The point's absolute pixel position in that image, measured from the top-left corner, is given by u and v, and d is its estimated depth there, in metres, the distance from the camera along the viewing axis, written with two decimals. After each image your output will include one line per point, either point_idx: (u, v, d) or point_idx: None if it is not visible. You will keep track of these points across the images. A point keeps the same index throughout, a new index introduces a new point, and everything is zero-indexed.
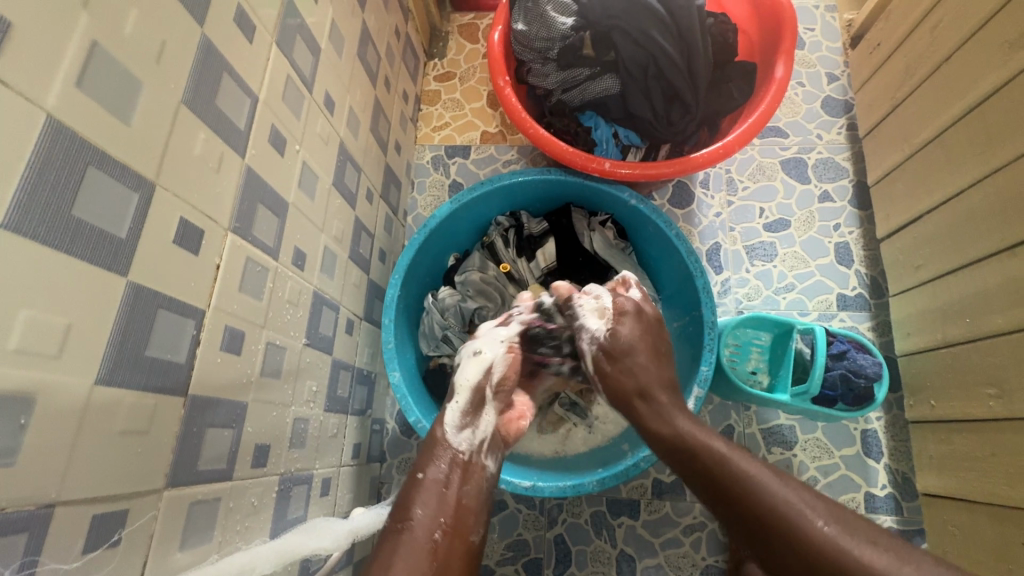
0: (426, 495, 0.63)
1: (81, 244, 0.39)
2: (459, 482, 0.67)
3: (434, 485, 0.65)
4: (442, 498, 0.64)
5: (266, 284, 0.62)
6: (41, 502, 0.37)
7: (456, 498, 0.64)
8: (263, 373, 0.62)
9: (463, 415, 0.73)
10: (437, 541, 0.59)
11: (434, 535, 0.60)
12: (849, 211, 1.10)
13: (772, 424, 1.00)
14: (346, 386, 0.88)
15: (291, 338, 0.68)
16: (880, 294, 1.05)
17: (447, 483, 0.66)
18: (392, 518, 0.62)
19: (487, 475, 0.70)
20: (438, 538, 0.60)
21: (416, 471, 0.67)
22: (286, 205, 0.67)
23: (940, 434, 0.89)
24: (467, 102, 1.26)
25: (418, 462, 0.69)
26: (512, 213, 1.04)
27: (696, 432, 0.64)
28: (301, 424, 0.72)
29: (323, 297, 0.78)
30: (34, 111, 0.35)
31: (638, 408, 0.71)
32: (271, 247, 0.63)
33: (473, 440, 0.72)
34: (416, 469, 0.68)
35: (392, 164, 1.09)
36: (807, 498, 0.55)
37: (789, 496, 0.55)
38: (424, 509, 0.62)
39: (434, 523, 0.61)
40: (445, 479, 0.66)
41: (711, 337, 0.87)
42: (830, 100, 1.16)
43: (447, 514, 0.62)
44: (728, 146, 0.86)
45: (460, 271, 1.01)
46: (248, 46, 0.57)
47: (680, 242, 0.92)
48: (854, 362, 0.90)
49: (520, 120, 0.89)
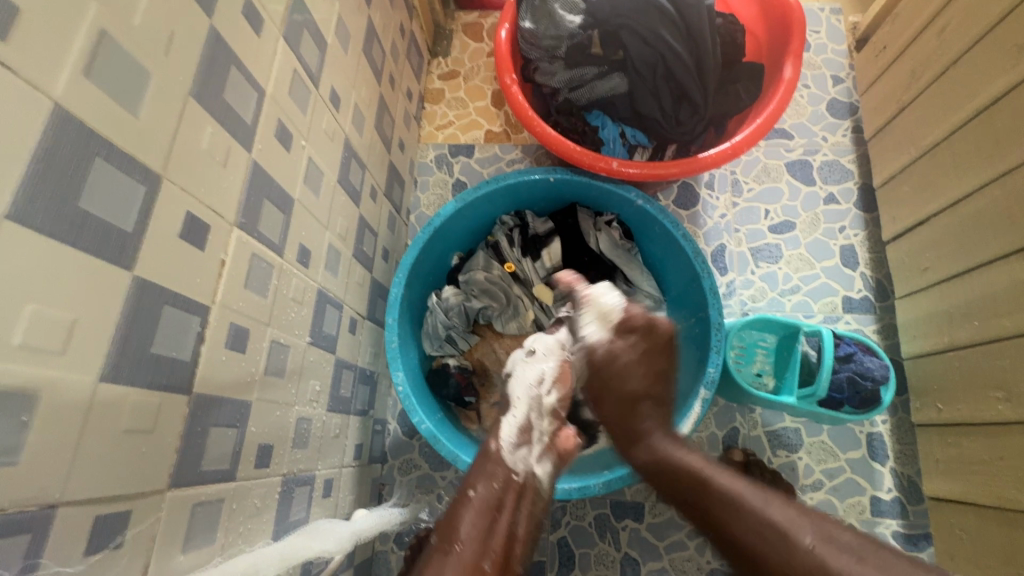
0: (474, 515, 0.61)
1: (87, 237, 0.38)
2: (511, 505, 0.65)
3: (483, 505, 0.64)
4: (492, 524, 0.61)
5: (271, 281, 0.61)
6: (43, 503, 0.36)
7: (506, 527, 0.62)
8: (267, 372, 0.61)
9: (518, 433, 0.73)
10: (483, 569, 0.56)
11: (483, 564, 0.56)
12: (855, 213, 1.10)
13: (777, 427, 0.99)
14: (349, 386, 0.86)
15: (295, 336, 0.67)
16: (885, 297, 1.05)
17: (498, 506, 0.64)
18: (440, 539, 0.60)
19: (538, 493, 0.70)
20: (486, 569, 0.56)
21: (466, 489, 0.66)
22: (291, 201, 0.65)
23: (948, 439, 0.89)
24: (471, 101, 1.25)
25: (468, 479, 0.69)
26: (517, 212, 1.03)
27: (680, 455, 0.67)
28: (304, 424, 0.71)
29: (327, 296, 0.77)
30: (40, 99, 0.34)
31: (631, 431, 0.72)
32: (276, 244, 0.62)
33: (527, 459, 0.71)
34: (466, 487, 0.67)
35: (396, 162, 1.08)
36: (801, 519, 0.55)
37: (776, 516, 0.56)
38: (470, 529, 0.60)
39: (481, 554, 0.57)
40: (498, 499, 0.65)
41: (718, 339, 0.87)
42: (836, 103, 1.16)
43: (496, 547, 0.59)
44: (735, 147, 0.85)
45: (464, 271, 1.00)
46: (255, 38, 0.56)
47: (687, 243, 0.91)
48: (862, 365, 0.89)
49: (527, 118, 0.88)
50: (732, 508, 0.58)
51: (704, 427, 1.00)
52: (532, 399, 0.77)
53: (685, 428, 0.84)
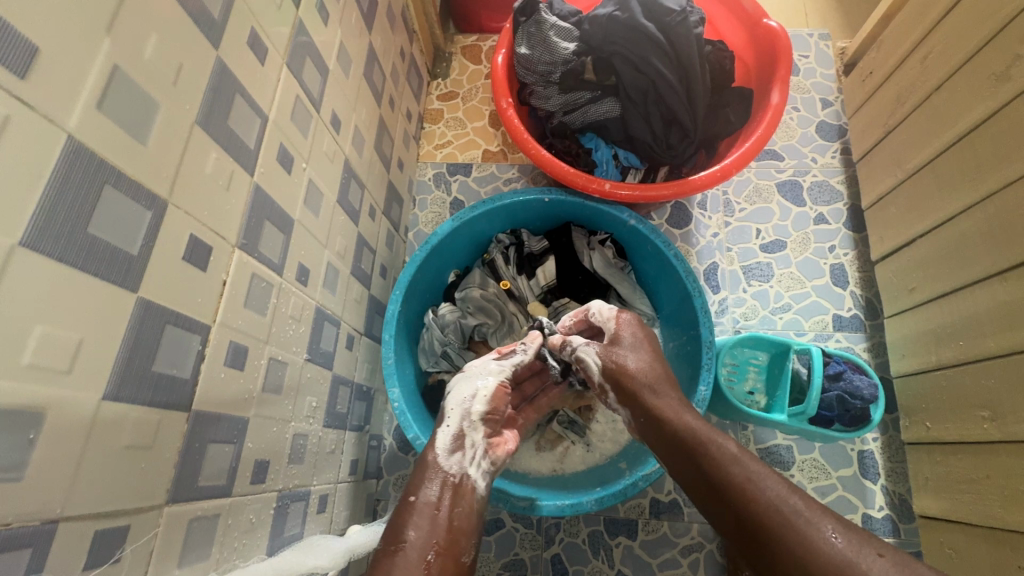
0: (417, 517, 0.64)
1: (95, 261, 0.39)
2: (450, 503, 0.67)
3: (426, 507, 0.65)
4: (434, 521, 0.64)
5: (270, 299, 0.63)
6: (45, 518, 0.37)
7: (447, 521, 0.64)
8: (265, 389, 0.62)
9: (453, 439, 0.74)
10: (429, 559, 0.59)
11: (426, 557, 0.60)
12: (844, 233, 1.12)
13: (770, 445, 1.00)
14: (345, 402, 0.88)
15: (292, 353, 0.69)
16: (875, 315, 1.06)
17: (438, 504, 0.66)
18: (384, 542, 0.62)
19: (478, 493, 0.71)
20: (429, 559, 0.59)
21: (408, 495, 0.68)
22: (291, 221, 0.67)
23: (936, 457, 0.90)
24: (469, 121, 1.28)
25: (410, 484, 0.70)
26: (513, 230, 1.05)
27: (704, 430, 0.65)
28: (300, 440, 0.72)
29: (325, 313, 0.79)
30: (56, 131, 0.36)
31: (646, 401, 0.72)
32: (276, 263, 0.64)
33: (462, 463, 0.72)
34: (408, 492, 0.68)
35: (395, 181, 1.10)
36: (817, 509, 0.52)
37: (797, 505, 0.53)
38: (417, 531, 0.62)
39: (427, 545, 0.61)
40: (439, 498, 0.67)
41: (709, 357, 0.88)
42: (824, 125, 1.19)
43: (441, 536, 0.62)
44: (725, 169, 0.87)
45: (460, 288, 1.02)
46: (260, 67, 0.59)
47: (678, 262, 0.93)
48: (851, 384, 0.90)
49: (523, 140, 0.90)
50: (748, 492, 0.56)
51: None
52: (464, 409, 0.77)
53: None
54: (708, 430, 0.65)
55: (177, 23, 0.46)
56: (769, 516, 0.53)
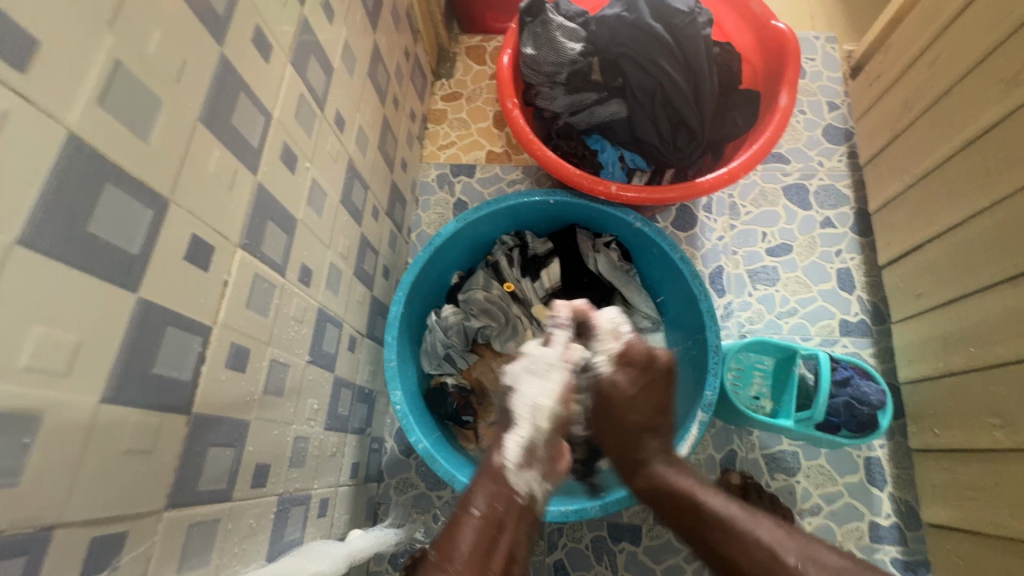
0: (474, 532, 0.62)
1: (94, 261, 0.38)
2: (515, 525, 0.65)
3: (486, 526, 0.63)
4: (494, 547, 0.61)
5: (272, 300, 0.62)
6: (40, 525, 0.36)
7: (508, 551, 0.62)
8: (266, 391, 0.61)
9: (524, 454, 0.69)
10: None
11: None
12: (850, 237, 1.11)
13: (775, 450, 0.99)
14: (347, 404, 0.87)
15: (294, 355, 0.68)
16: (882, 320, 1.05)
17: (500, 529, 0.63)
18: (435, 555, 0.61)
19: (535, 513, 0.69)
20: None
21: (466, 505, 0.65)
22: (294, 221, 0.66)
23: (944, 465, 0.88)
24: (473, 122, 1.27)
25: (466, 492, 0.67)
26: (517, 233, 1.04)
27: (675, 479, 0.73)
28: (301, 443, 0.71)
29: (327, 314, 0.78)
30: (55, 127, 0.35)
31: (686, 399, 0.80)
32: (279, 263, 0.63)
33: (529, 482, 0.68)
34: (467, 502, 0.66)
35: (398, 182, 1.09)
36: None
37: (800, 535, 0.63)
38: (472, 548, 0.60)
39: None
40: (499, 520, 0.64)
41: (716, 362, 0.87)
42: (831, 128, 1.18)
43: (497, 574, 0.58)
44: (732, 172, 0.86)
45: (464, 290, 1.01)
46: (263, 65, 0.58)
47: (685, 265, 0.92)
48: (858, 390, 0.89)
49: (528, 141, 0.90)
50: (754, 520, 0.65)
51: (701, 449, 1.00)
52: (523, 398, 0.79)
53: (682, 451, 0.84)
54: (692, 486, 0.72)
55: (182, 19, 0.45)
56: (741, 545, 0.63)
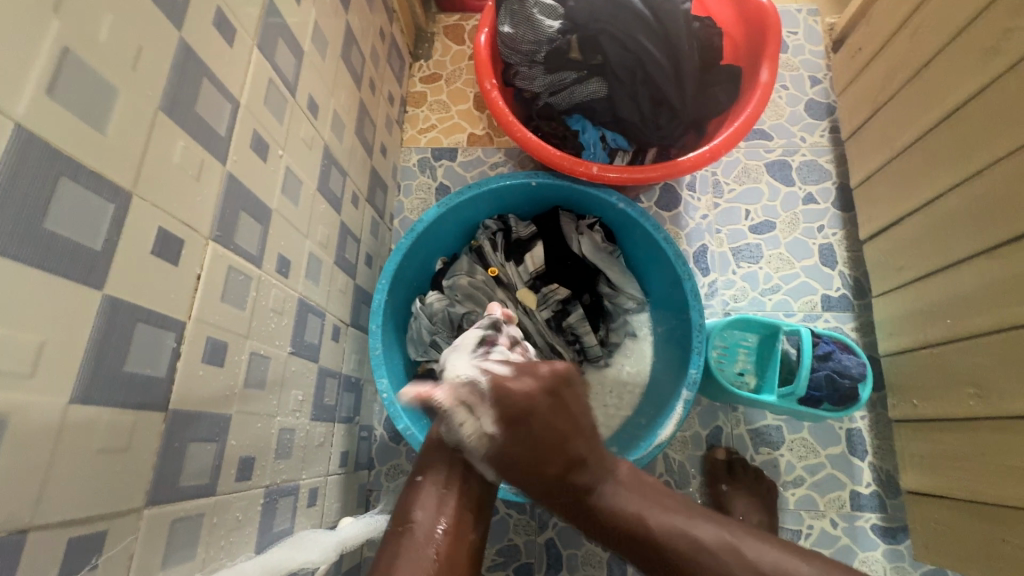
0: (426, 493, 0.66)
1: (53, 258, 0.37)
2: (459, 482, 0.67)
3: (434, 487, 0.66)
4: (442, 501, 0.65)
5: (250, 293, 0.60)
6: (13, 528, 0.35)
7: (456, 502, 0.66)
8: (247, 384, 0.61)
9: (454, 424, 0.72)
10: (438, 538, 0.62)
11: (434, 536, 0.62)
12: (832, 212, 1.12)
13: (760, 425, 1.01)
14: (333, 394, 0.87)
15: (275, 347, 0.67)
16: (863, 295, 1.06)
17: (447, 484, 0.67)
18: (393, 523, 0.64)
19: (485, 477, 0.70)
20: (439, 535, 0.62)
21: (415, 475, 0.69)
22: (269, 212, 0.65)
23: (922, 433, 0.90)
24: (453, 104, 1.25)
25: (419, 462, 0.70)
26: (500, 216, 1.03)
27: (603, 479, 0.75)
28: (286, 435, 0.70)
29: (308, 305, 0.77)
30: (3, 121, 0.34)
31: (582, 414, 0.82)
32: (254, 255, 0.62)
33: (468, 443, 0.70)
34: (415, 472, 0.69)
35: (378, 167, 1.08)
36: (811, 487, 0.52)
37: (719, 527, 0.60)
38: (425, 507, 0.64)
39: (435, 521, 0.63)
40: (448, 478, 0.68)
41: (700, 340, 0.88)
42: (813, 103, 1.18)
43: (449, 513, 0.64)
44: (714, 150, 0.86)
45: (448, 276, 1.00)
46: (228, 50, 0.56)
47: (668, 245, 0.92)
48: (840, 363, 0.90)
49: (508, 124, 0.88)
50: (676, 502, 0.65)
51: (688, 426, 1.02)
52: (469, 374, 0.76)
53: (668, 428, 0.85)
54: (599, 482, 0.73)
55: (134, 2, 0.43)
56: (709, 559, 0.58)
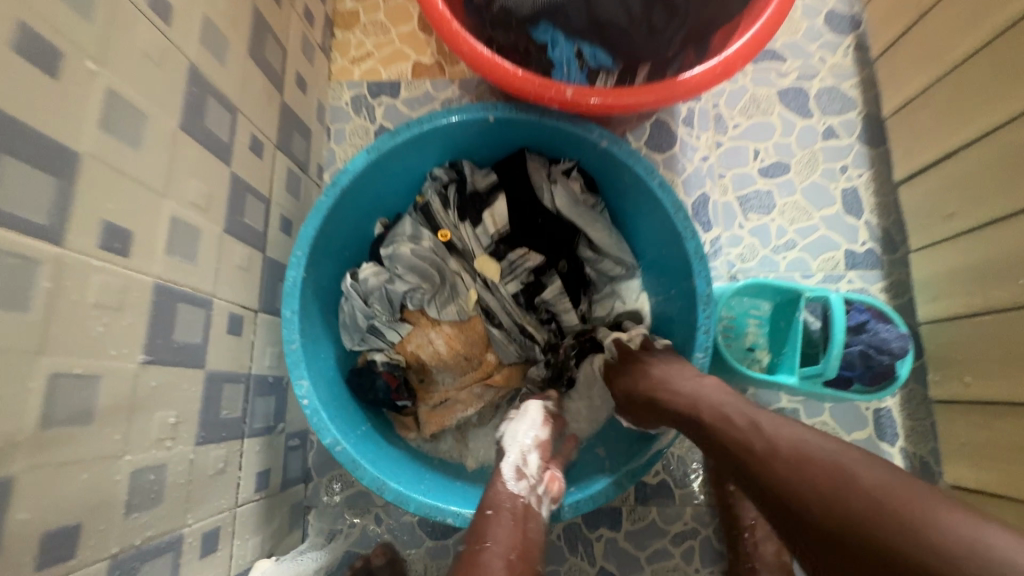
0: (504, 527, 0.56)
1: None
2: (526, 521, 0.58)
3: (507, 518, 0.57)
4: (515, 537, 0.56)
5: (31, 291, 0.40)
6: None
7: (526, 541, 0.56)
8: (43, 424, 0.41)
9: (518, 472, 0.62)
10: None
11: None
12: (858, 149, 0.92)
13: (773, 409, 0.85)
14: (237, 405, 0.66)
15: (108, 360, 0.46)
16: (893, 248, 0.88)
17: (519, 518, 0.58)
18: (468, 541, 0.55)
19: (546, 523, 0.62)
20: None
21: (485, 507, 0.59)
22: (68, 157, 0.43)
23: (975, 417, 0.75)
24: (393, 25, 0.99)
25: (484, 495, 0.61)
26: (452, 163, 0.80)
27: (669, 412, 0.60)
28: (148, 476, 0.51)
29: (178, 291, 0.55)
30: None
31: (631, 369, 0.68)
32: (37, 228, 0.40)
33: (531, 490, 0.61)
34: (484, 504, 0.59)
35: (294, 105, 0.83)
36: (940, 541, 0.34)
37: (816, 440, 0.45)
38: (499, 539, 0.55)
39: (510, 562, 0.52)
40: (518, 513, 0.58)
41: (707, 316, 0.68)
42: (834, 17, 0.95)
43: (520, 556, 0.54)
44: (726, 63, 0.64)
45: (387, 242, 0.78)
46: None
47: (664, 194, 0.71)
48: (876, 336, 0.73)
49: (450, 31, 0.65)
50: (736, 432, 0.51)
51: None
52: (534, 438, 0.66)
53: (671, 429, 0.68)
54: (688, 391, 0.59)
55: None
56: (887, 501, 0.38)
